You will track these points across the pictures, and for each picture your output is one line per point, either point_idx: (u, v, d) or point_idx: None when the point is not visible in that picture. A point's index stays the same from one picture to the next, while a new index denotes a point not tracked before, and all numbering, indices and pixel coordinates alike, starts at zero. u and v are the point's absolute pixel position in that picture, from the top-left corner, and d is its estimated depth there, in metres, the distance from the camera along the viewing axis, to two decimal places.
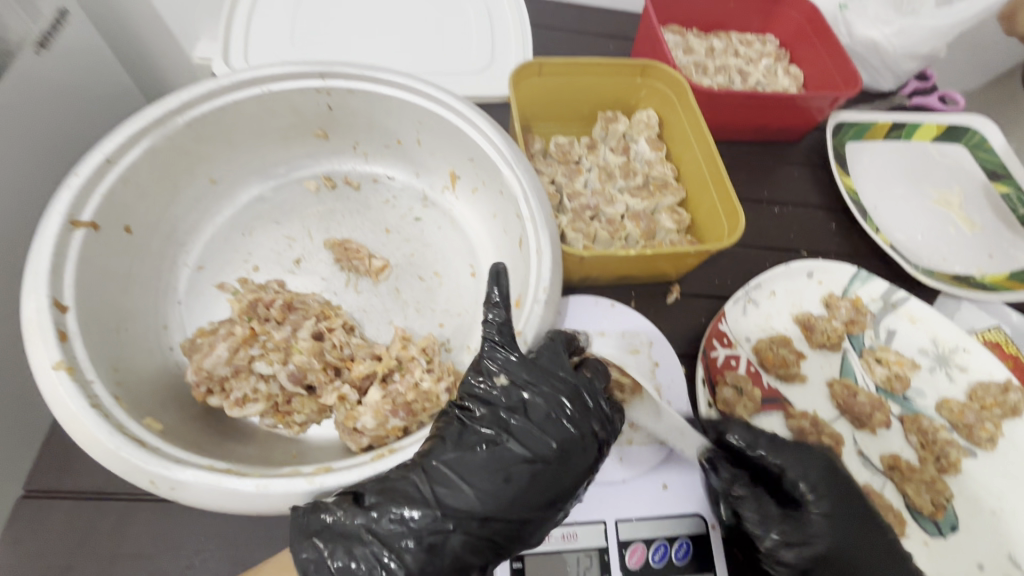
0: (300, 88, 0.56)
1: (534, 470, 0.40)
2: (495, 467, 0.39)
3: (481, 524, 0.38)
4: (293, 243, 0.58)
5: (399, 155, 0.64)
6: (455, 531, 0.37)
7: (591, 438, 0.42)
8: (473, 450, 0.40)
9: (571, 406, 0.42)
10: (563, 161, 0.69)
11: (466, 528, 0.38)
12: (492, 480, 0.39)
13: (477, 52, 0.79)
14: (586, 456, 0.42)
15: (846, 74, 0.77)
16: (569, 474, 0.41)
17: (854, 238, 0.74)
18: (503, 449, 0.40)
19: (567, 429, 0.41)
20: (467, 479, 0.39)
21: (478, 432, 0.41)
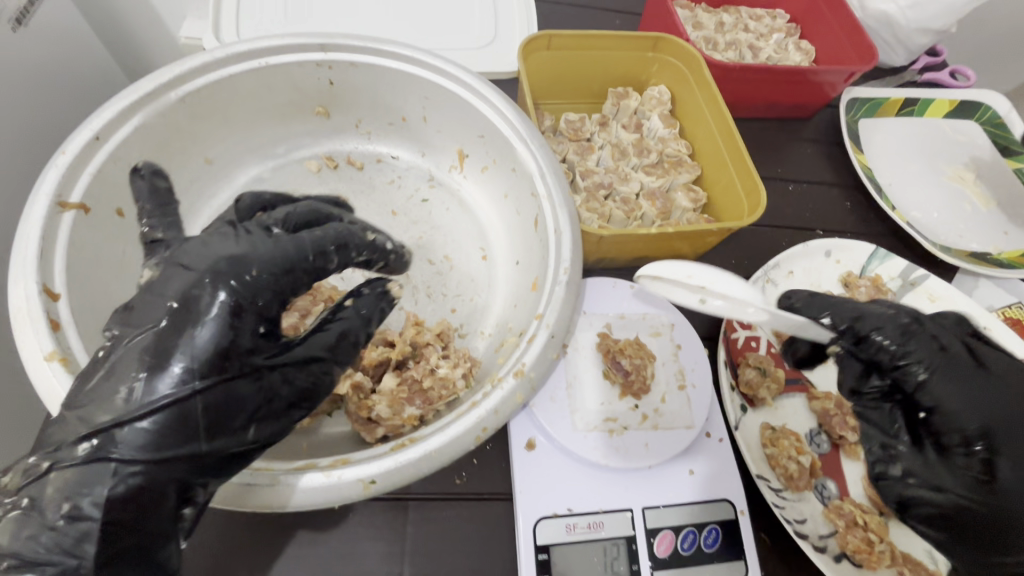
0: (299, 61, 0.53)
1: (200, 314, 0.32)
2: (167, 335, 0.32)
3: (182, 388, 0.31)
4: None
5: (404, 134, 0.61)
6: (156, 411, 0.30)
7: (289, 253, 0.36)
8: (124, 334, 0.32)
9: (245, 245, 0.36)
10: (574, 138, 0.66)
11: (170, 391, 0.31)
12: (168, 346, 0.32)
13: (480, 28, 0.76)
14: (277, 285, 0.35)
15: (861, 48, 0.75)
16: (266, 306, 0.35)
17: (870, 216, 0.72)
18: (164, 312, 0.32)
19: (237, 263, 0.35)
20: (116, 360, 0.31)
21: (133, 313, 0.33)
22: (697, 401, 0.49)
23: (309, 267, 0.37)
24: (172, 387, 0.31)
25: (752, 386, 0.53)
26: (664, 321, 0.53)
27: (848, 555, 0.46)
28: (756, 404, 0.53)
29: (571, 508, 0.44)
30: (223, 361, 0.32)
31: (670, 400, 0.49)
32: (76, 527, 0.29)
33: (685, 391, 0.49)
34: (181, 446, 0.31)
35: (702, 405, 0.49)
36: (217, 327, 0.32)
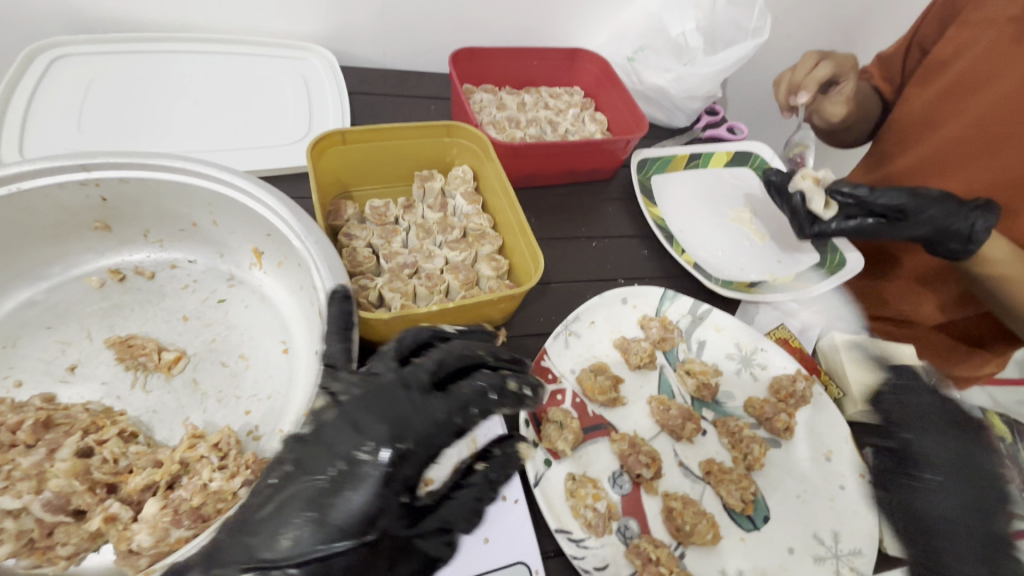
0: (59, 182, 0.52)
1: (303, 520, 0.37)
2: (297, 491, 0.38)
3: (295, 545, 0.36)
4: (67, 348, 0.53)
5: (198, 238, 0.61)
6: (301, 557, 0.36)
7: (415, 413, 0.41)
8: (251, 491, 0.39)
9: (400, 394, 0.42)
10: (380, 223, 0.69)
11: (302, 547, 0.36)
12: (264, 506, 0.38)
13: (293, 127, 0.80)
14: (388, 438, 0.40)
15: (637, 117, 0.86)
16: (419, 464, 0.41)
17: (666, 261, 0.81)
18: (343, 457, 0.39)
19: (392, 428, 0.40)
20: (266, 516, 0.37)
21: (308, 462, 0.39)
22: None
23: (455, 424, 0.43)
24: (323, 531, 0.37)
25: (551, 440, 0.56)
26: None
27: None
28: (559, 456, 0.56)
29: None
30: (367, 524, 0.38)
31: None
32: None
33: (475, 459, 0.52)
34: None
35: None
36: (372, 491, 0.38)
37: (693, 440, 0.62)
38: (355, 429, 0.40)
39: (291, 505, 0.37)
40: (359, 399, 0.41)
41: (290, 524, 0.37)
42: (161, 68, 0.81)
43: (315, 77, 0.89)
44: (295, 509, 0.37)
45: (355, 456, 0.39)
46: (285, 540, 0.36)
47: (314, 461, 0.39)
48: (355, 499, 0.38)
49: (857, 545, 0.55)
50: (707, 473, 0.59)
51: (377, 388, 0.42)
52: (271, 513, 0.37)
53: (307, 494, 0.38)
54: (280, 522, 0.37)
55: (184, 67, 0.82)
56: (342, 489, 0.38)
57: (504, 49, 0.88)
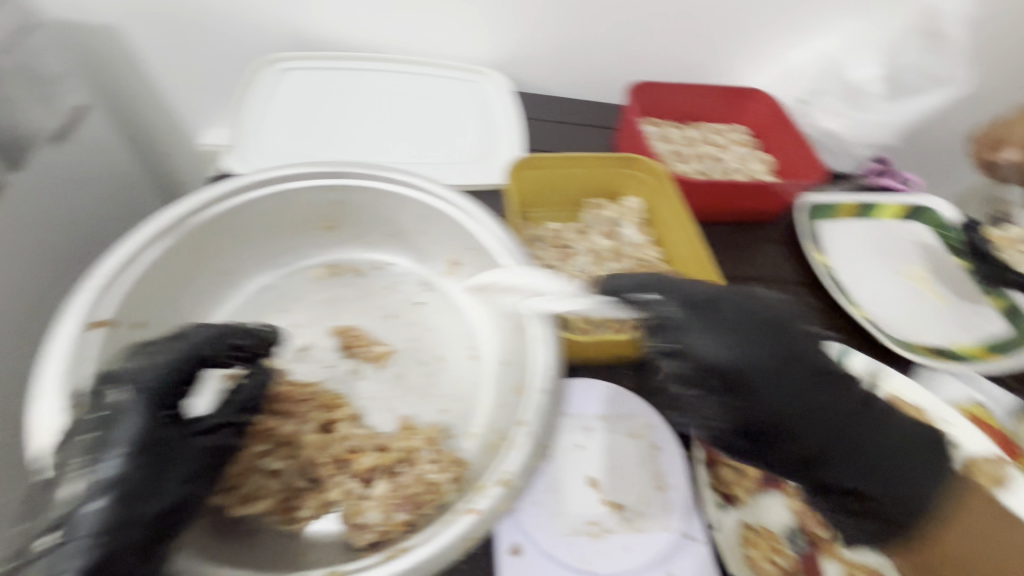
0: (311, 187, 0.61)
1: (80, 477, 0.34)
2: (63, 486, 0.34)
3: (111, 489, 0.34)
4: (299, 330, 0.60)
5: (402, 244, 0.68)
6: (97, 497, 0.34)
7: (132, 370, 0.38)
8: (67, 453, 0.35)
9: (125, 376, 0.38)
10: (557, 245, 0.72)
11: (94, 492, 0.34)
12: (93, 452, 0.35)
13: (473, 145, 0.86)
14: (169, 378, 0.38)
15: (812, 162, 0.84)
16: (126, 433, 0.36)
17: (833, 312, 0.77)
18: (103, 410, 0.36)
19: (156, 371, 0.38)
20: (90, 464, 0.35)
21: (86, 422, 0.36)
22: (675, 503, 0.51)
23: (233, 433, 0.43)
24: (111, 517, 0.33)
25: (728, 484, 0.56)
26: (641, 423, 0.56)
27: None
28: (735, 502, 0.55)
29: None
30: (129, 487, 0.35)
31: (649, 501, 0.51)
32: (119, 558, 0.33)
33: (663, 492, 0.51)
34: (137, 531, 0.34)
35: (679, 507, 0.51)
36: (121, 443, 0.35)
37: None
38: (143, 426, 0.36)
39: (90, 503, 0.33)
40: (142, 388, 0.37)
41: (94, 513, 0.33)
42: (363, 85, 0.90)
43: (490, 98, 0.94)
44: (89, 493, 0.34)
45: (139, 446, 0.36)
46: (84, 527, 0.32)
47: (101, 452, 0.35)
48: (139, 495, 0.35)
49: None
50: None
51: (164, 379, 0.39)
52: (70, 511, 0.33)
53: (101, 489, 0.34)
54: (79, 522, 0.33)
55: (383, 85, 0.91)
56: (148, 483, 0.36)
57: (675, 85, 0.90)
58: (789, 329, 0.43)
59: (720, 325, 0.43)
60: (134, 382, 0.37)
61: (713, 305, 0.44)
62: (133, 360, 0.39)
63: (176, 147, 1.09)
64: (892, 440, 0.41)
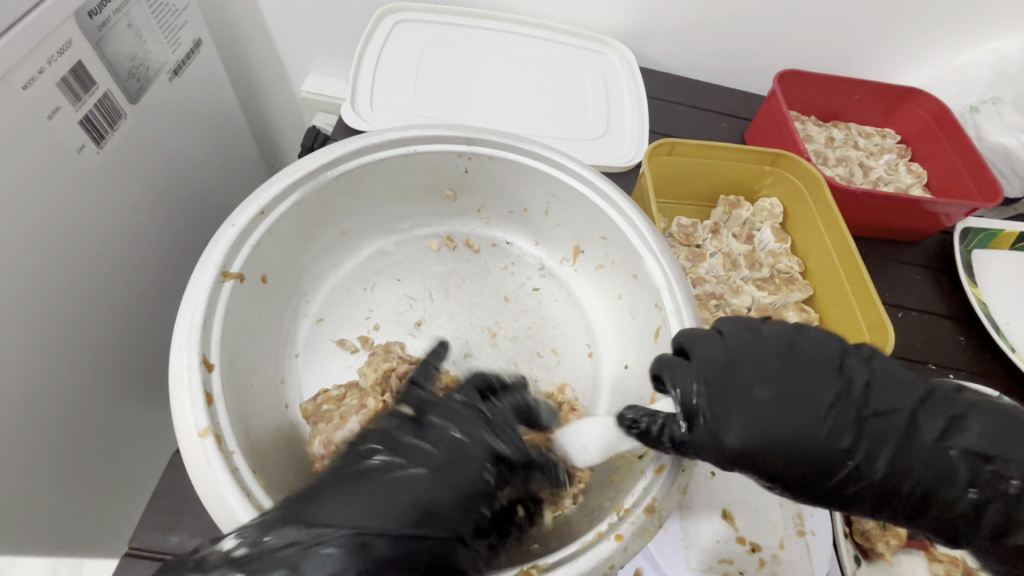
0: (444, 151, 0.56)
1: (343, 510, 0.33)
2: (309, 511, 0.33)
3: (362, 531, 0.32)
4: (414, 303, 0.57)
5: (522, 223, 0.63)
6: (345, 536, 0.31)
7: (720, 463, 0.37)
8: (344, 478, 0.36)
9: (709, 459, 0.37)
10: (685, 243, 0.66)
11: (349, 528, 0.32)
12: (371, 488, 0.34)
13: (594, 121, 0.79)
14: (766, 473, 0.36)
15: (982, 181, 0.73)
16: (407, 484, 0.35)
17: (984, 355, 0.69)
18: (397, 451, 0.38)
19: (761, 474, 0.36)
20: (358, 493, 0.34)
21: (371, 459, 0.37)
22: (816, 551, 0.45)
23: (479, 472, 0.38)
24: (346, 552, 0.31)
25: (869, 537, 0.50)
26: None
27: None
28: (871, 558, 0.50)
29: None
30: (369, 541, 0.32)
31: (788, 546, 0.46)
32: None
33: (805, 538, 0.46)
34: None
35: (823, 557, 0.45)
36: (405, 489, 0.35)
37: None
38: (393, 474, 0.36)
39: (328, 536, 0.31)
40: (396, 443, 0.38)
41: (328, 545, 0.31)
42: (482, 44, 0.84)
43: (614, 71, 0.87)
44: (329, 531, 0.31)
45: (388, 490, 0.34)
46: (316, 565, 0.30)
47: (349, 492, 0.34)
48: (374, 537, 0.32)
49: None
50: None
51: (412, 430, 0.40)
52: (306, 539, 0.31)
53: (342, 527, 0.32)
54: (314, 550, 0.31)
55: (502, 45, 0.85)
56: (384, 521, 0.33)
57: (825, 77, 0.80)
58: (821, 362, 0.37)
59: (753, 419, 0.36)
60: (432, 438, 0.39)
61: (780, 396, 0.36)
62: (439, 415, 0.41)
63: (276, 90, 1.07)
64: (941, 467, 0.35)
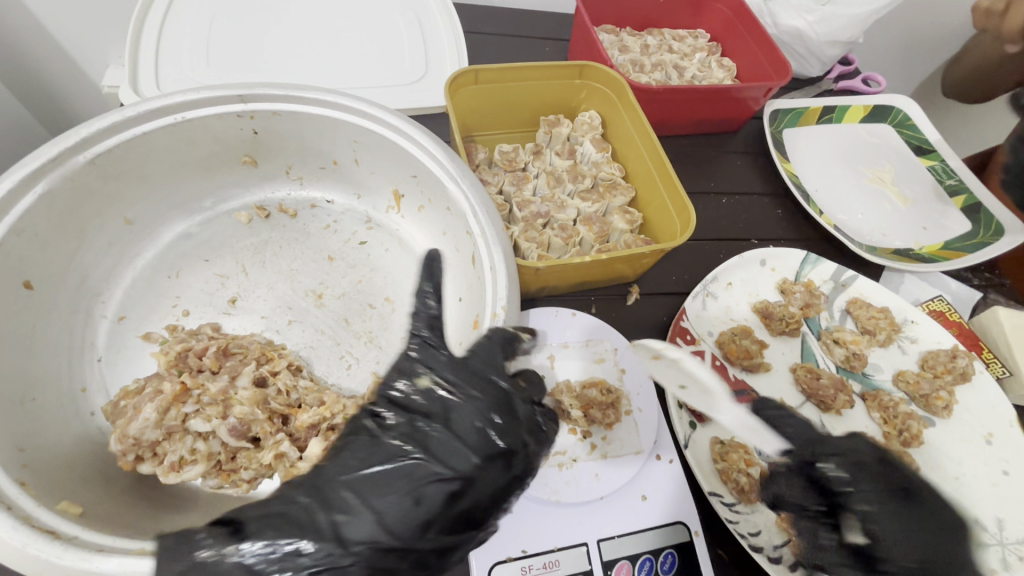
0: (218, 114, 0.52)
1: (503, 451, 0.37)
2: (400, 478, 0.34)
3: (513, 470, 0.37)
4: (226, 281, 0.54)
5: (337, 177, 0.61)
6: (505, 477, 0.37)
7: None
8: (487, 409, 0.38)
9: None
10: (509, 169, 0.67)
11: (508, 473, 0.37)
12: (519, 430, 0.38)
13: (411, 63, 0.77)
14: None
15: (776, 63, 0.78)
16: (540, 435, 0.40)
17: (800, 222, 0.75)
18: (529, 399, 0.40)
19: None
20: (503, 429, 0.37)
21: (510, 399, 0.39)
22: (644, 425, 0.49)
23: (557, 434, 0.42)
24: (450, 525, 0.34)
25: None
26: (607, 347, 0.54)
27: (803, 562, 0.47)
28: (706, 419, 0.54)
29: (525, 549, 0.43)
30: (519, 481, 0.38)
31: (618, 426, 0.49)
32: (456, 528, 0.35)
33: (631, 416, 0.50)
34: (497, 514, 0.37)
35: (649, 428, 0.49)
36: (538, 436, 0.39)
37: (842, 413, 0.58)
38: (487, 424, 0.37)
39: (429, 498, 0.34)
40: (491, 393, 0.38)
41: (432, 512, 0.34)
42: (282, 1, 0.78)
43: (428, 12, 0.84)
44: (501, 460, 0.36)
45: (488, 457, 0.36)
46: (489, 490, 0.36)
47: (444, 449, 0.36)
48: (495, 477, 0.36)
49: None
50: None
51: (497, 384, 0.39)
52: (406, 502, 0.34)
53: (442, 489, 0.34)
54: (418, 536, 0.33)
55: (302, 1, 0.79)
56: (478, 488, 0.35)
57: None
58: None
59: None
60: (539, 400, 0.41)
61: None
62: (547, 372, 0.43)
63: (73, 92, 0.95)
64: None
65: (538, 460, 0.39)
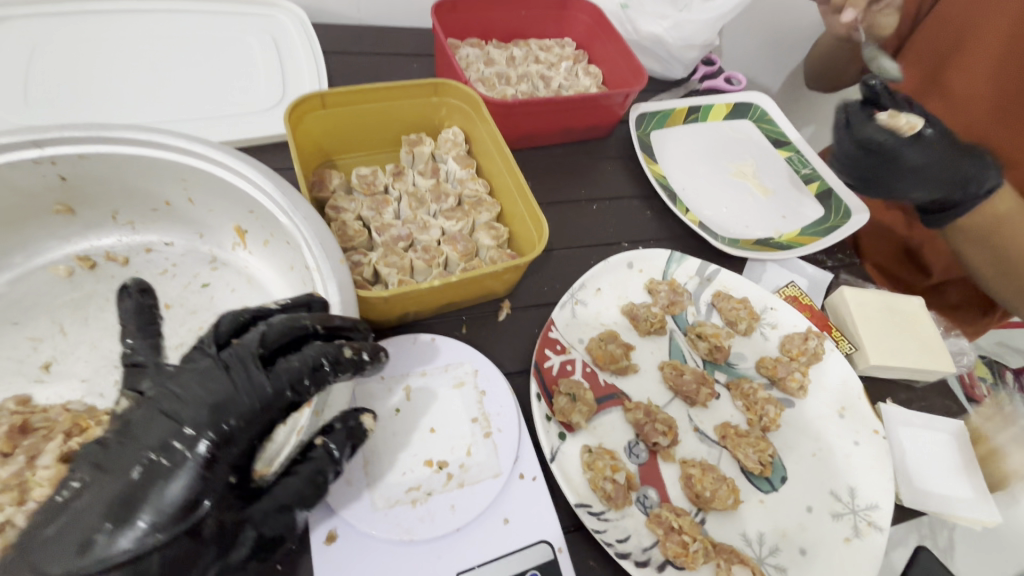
0: (11, 162, 0.47)
1: (178, 441, 0.34)
2: (66, 508, 0.32)
3: (200, 450, 0.34)
4: (39, 344, 0.49)
5: (173, 218, 0.57)
6: (187, 466, 0.33)
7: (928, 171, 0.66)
8: (155, 400, 0.36)
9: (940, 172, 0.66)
10: (368, 193, 0.65)
11: (192, 459, 0.34)
12: (214, 411, 0.35)
13: (264, 89, 0.73)
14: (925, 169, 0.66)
15: (634, 69, 0.81)
16: (244, 410, 0.36)
17: (669, 221, 0.78)
18: (231, 380, 0.37)
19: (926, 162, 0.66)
20: (183, 415, 0.35)
21: (193, 387, 0.36)
22: (504, 446, 0.49)
23: (286, 401, 0.38)
24: (121, 536, 0.31)
25: (565, 413, 0.54)
26: (467, 369, 0.53)
27: (670, 560, 0.48)
28: (574, 429, 0.54)
29: None
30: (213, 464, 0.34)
31: (477, 450, 0.49)
32: (137, 532, 0.31)
33: (491, 438, 0.49)
34: (191, 505, 0.33)
35: (509, 449, 0.49)
36: (246, 409, 0.36)
37: (708, 404, 0.60)
38: (165, 419, 0.35)
39: (83, 516, 0.31)
40: (171, 388, 0.36)
41: (94, 527, 0.31)
42: (115, 29, 0.73)
43: (284, 34, 0.81)
44: (182, 447, 0.34)
45: (161, 451, 0.33)
46: (171, 478, 0.33)
47: (118, 459, 0.33)
48: (173, 468, 0.33)
49: (876, 500, 0.55)
50: (724, 438, 0.58)
51: (189, 374, 0.37)
52: (58, 533, 0.31)
53: (109, 497, 0.32)
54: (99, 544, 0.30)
55: (137, 29, 0.74)
56: (152, 482, 0.32)
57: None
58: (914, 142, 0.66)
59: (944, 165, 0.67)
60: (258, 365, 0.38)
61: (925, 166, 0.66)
62: (279, 329, 0.40)
63: None
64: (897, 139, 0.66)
65: (241, 430, 0.36)
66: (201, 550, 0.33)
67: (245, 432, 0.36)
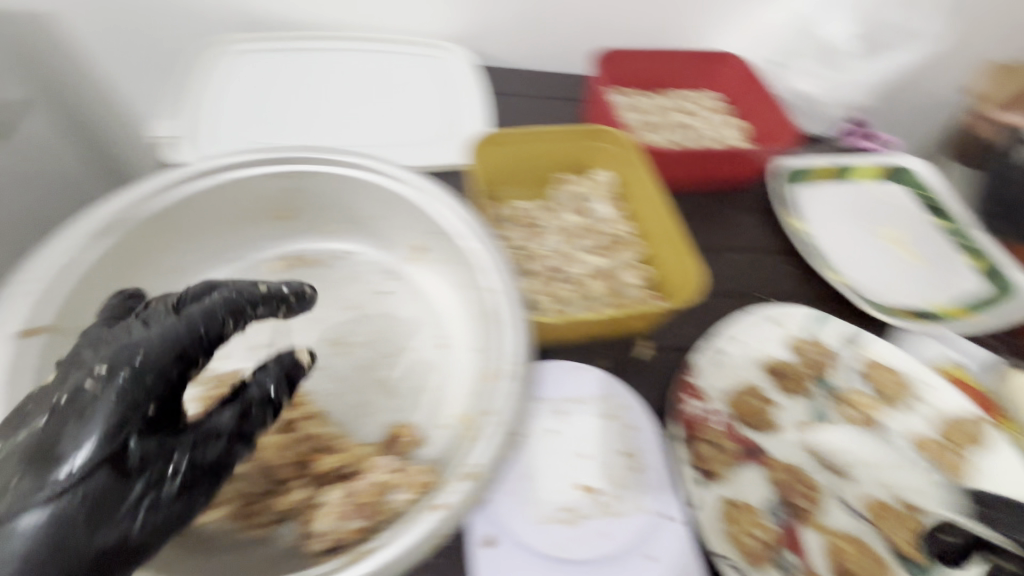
0: (261, 176, 0.58)
1: (78, 381, 0.36)
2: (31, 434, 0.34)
3: (111, 386, 0.35)
4: (256, 327, 0.57)
5: (364, 232, 0.65)
6: (96, 403, 0.35)
7: None
8: (99, 345, 0.38)
9: None
10: (525, 225, 0.71)
11: (84, 397, 0.35)
12: (121, 356, 0.37)
13: (436, 121, 0.82)
14: None
15: (782, 125, 0.82)
16: (149, 356, 0.37)
17: (810, 279, 0.77)
18: (135, 331, 0.38)
19: None
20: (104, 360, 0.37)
21: (104, 339, 0.38)
22: (651, 483, 0.51)
23: (206, 338, 0.40)
24: (74, 463, 0.34)
25: (707, 461, 0.54)
26: (616, 404, 0.55)
27: None
28: (714, 478, 0.53)
29: None
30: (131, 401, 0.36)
31: (626, 483, 0.51)
32: (60, 467, 0.33)
33: (640, 473, 0.51)
34: (104, 445, 0.34)
35: (656, 487, 0.51)
36: (159, 346, 0.38)
37: (854, 476, 0.58)
38: (74, 365, 0.37)
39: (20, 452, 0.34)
40: (103, 337, 0.38)
41: (51, 454, 0.34)
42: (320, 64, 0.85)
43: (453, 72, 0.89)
44: (83, 385, 0.35)
45: (69, 391, 0.35)
46: (71, 415, 0.34)
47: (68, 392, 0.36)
48: (77, 403, 0.35)
49: None
50: (875, 516, 0.55)
51: (119, 328, 0.39)
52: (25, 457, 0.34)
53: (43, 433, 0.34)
54: (25, 498, 0.33)
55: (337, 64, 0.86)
56: (66, 419, 0.34)
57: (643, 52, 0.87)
58: None
59: None
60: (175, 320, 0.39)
61: None
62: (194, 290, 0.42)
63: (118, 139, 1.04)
64: None
65: (116, 379, 0.36)
66: (123, 484, 0.35)
67: (155, 378, 0.37)
